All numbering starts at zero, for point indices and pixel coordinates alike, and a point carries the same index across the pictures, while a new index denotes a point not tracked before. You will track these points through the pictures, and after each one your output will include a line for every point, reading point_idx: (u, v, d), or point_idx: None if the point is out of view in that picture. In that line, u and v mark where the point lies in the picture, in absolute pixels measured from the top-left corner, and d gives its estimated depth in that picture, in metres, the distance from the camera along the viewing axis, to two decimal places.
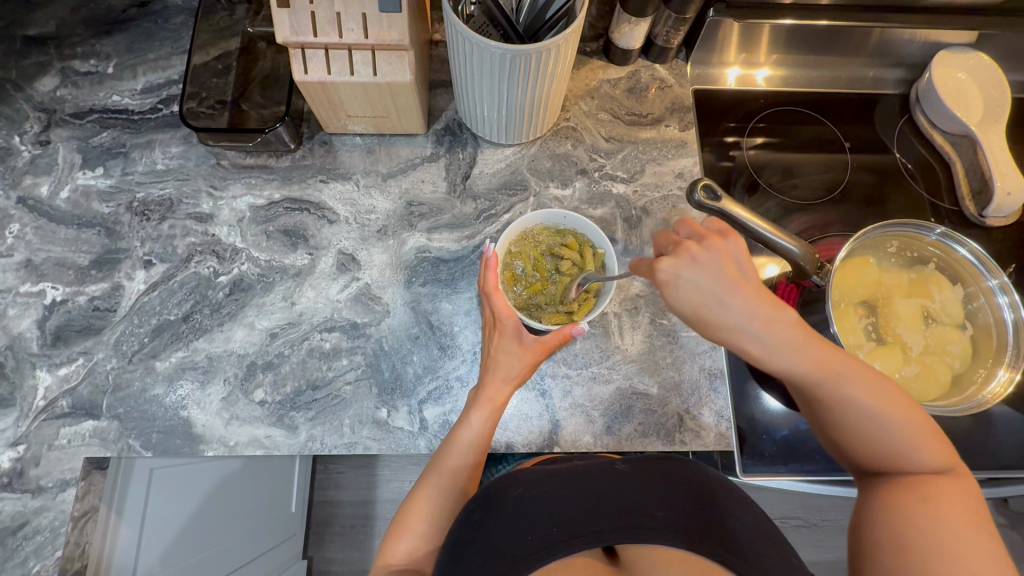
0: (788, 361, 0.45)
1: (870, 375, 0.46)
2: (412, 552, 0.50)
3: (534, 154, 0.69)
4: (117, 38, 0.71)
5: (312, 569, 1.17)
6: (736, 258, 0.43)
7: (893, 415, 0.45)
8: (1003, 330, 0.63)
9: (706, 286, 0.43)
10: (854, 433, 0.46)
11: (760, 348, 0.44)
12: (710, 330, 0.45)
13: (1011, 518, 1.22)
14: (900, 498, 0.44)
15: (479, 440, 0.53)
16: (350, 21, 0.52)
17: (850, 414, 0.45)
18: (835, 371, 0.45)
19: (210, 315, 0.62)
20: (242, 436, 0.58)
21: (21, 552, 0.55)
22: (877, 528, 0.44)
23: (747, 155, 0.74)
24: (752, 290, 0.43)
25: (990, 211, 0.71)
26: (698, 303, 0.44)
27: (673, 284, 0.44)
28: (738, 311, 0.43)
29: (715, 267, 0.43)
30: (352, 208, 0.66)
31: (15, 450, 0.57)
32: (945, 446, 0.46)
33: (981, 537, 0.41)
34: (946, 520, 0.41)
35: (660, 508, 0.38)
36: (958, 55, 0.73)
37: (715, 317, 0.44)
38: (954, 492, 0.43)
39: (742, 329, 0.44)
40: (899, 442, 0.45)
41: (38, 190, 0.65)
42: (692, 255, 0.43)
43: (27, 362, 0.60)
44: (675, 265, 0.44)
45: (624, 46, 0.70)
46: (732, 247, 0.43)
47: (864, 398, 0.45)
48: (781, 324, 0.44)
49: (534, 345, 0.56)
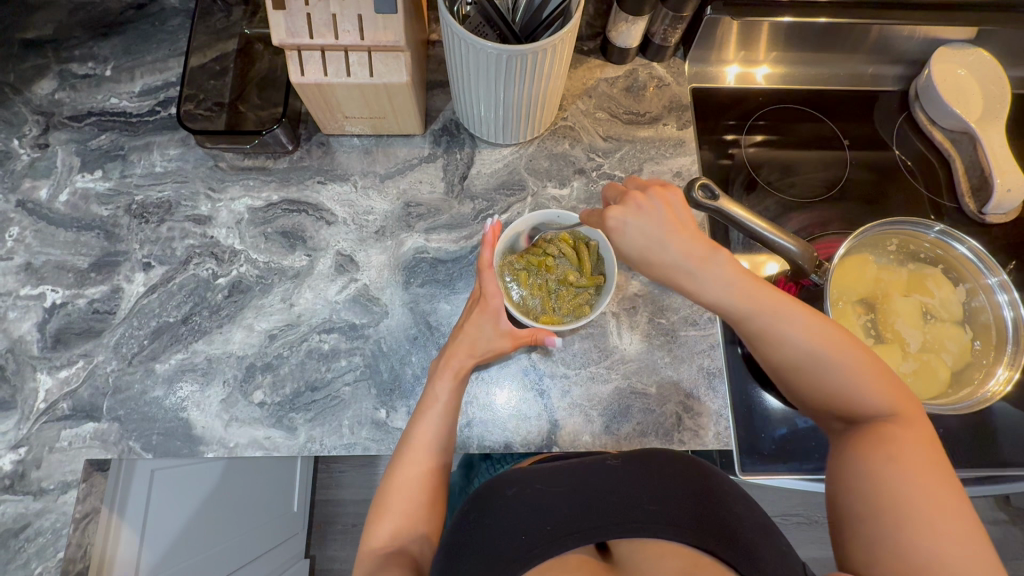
0: (735, 299, 0.47)
1: (820, 320, 0.47)
2: (398, 530, 0.50)
3: (532, 154, 0.69)
4: (114, 41, 0.71)
5: (315, 567, 1.18)
6: (676, 205, 0.47)
7: (841, 356, 0.46)
8: (1003, 327, 0.63)
9: (647, 229, 0.46)
10: (799, 370, 0.47)
11: (709, 290, 0.47)
12: (661, 274, 0.48)
13: (1012, 515, 1.22)
14: (863, 456, 0.44)
15: (447, 414, 0.54)
16: (345, 22, 0.52)
17: (796, 355, 0.46)
18: (783, 311, 0.46)
19: (209, 317, 0.62)
20: (241, 437, 0.58)
21: (23, 554, 0.56)
22: (853, 496, 0.43)
23: (745, 153, 0.73)
24: (693, 233, 0.46)
25: (989, 208, 0.70)
26: (644, 248, 0.47)
27: (619, 231, 0.47)
28: (684, 254, 0.46)
29: (657, 212, 0.46)
30: (350, 209, 0.66)
31: (16, 453, 0.57)
32: (893, 387, 0.46)
33: (947, 491, 0.40)
34: (916, 476, 0.41)
35: (653, 503, 0.38)
36: (957, 51, 0.73)
37: (661, 260, 0.47)
38: (906, 436, 0.43)
39: (687, 270, 0.46)
40: (851, 385, 0.46)
41: (37, 193, 0.66)
42: (636, 202, 0.47)
43: (28, 366, 0.60)
44: (623, 213, 0.47)
45: (621, 45, 0.70)
46: (672, 195, 0.47)
47: (812, 337, 0.46)
48: (725, 265, 0.46)
49: (507, 334, 0.56)
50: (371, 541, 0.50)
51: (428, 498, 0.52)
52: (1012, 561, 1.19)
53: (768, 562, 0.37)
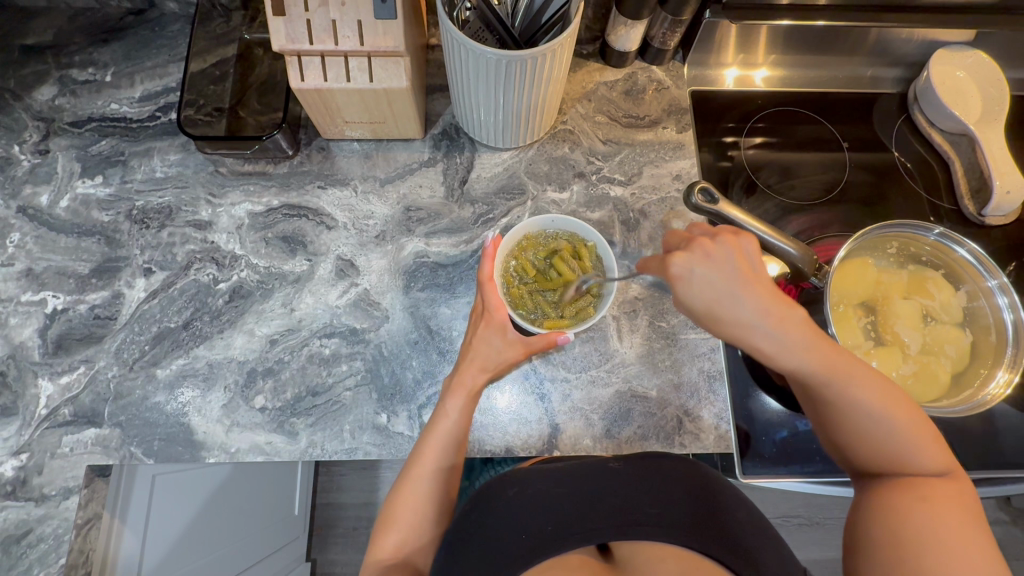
0: (803, 361, 0.45)
1: (879, 380, 0.46)
2: (405, 542, 0.51)
3: (531, 157, 0.69)
4: (114, 47, 0.71)
5: (316, 571, 1.18)
6: (750, 254, 0.45)
7: (900, 417, 0.45)
8: (1003, 330, 0.63)
9: (721, 282, 0.44)
10: (854, 429, 0.46)
11: (777, 348, 0.45)
12: (726, 330, 0.46)
13: (1013, 515, 1.21)
14: (896, 498, 0.44)
15: (456, 431, 0.54)
16: (345, 28, 0.52)
17: (854, 412, 0.45)
18: (847, 372, 0.45)
19: (209, 323, 0.62)
20: (242, 442, 0.58)
21: (25, 560, 0.56)
22: (873, 530, 0.44)
23: (745, 155, 0.73)
24: (765, 288, 0.45)
25: (989, 210, 0.70)
26: (713, 300, 0.45)
27: (687, 280, 0.45)
28: (756, 310, 0.44)
29: (730, 265, 0.45)
30: (350, 214, 0.66)
31: (18, 459, 0.57)
32: (944, 448, 0.46)
33: (976, 542, 0.41)
34: (943, 521, 0.42)
35: (654, 506, 0.38)
36: (956, 53, 0.73)
37: (731, 315, 0.45)
38: (951, 494, 0.44)
39: (758, 328, 0.45)
40: (904, 445, 0.45)
41: (38, 199, 0.66)
42: (707, 252, 0.45)
43: (29, 371, 0.60)
44: (691, 262, 0.45)
45: (620, 49, 0.70)
46: (745, 243, 0.45)
47: (872, 397, 0.45)
48: (796, 325, 0.45)
49: (516, 344, 0.56)
50: (378, 551, 0.51)
51: (434, 510, 0.52)
52: (1012, 562, 1.19)
53: (767, 565, 0.37)
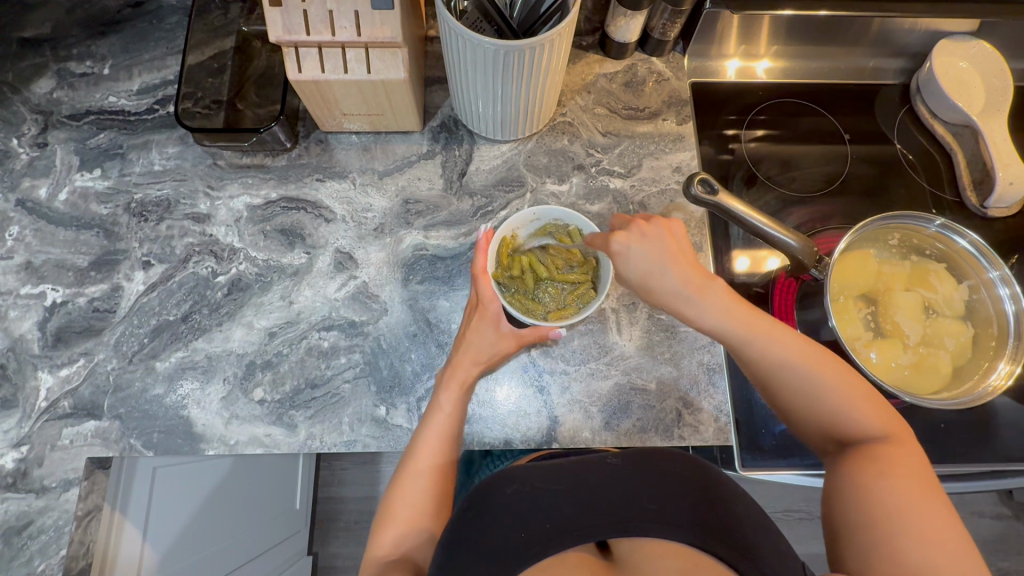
0: (732, 328, 0.48)
1: (807, 343, 0.49)
2: (402, 538, 0.51)
3: (531, 150, 0.69)
4: (112, 40, 0.71)
5: (318, 564, 1.18)
6: (678, 235, 0.49)
7: (832, 380, 0.47)
8: (1004, 322, 0.63)
9: (652, 257, 0.48)
10: (788, 393, 0.48)
11: (706, 316, 0.48)
12: (660, 301, 0.50)
13: (1015, 509, 1.21)
14: (856, 473, 0.44)
15: (452, 424, 0.54)
16: (342, 19, 0.52)
17: (785, 371, 0.48)
18: (775, 337, 0.48)
19: (209, 315, 0.62)
20: (241, 435, 0.58)
21: (26, 551, 0.56)
22: (845, 512, 0.44)
23: (745, 147, 0.73)
24: (691, 264, 0.48)
25: (991, 202, 0.70)
26: (646, 272, 0.48)
27: (623, 255, 0.49)
28: (681, 282, 0.48)
29: (660, 241, 0.48)
30: (349, 207, 0.66)
31: (19, 451, 0.58)
32: (887, 414, 0.47)
33: (936, 508, 0.41)
34: (903, 492, 0.42)
35: (653, 501, 0.38)
36: (959, 44, 0.72)
37: (661, 287, 0.48)
38: (893, 455, 0.45)
39: (685, 297, 0.48)
40: (838, 408, 0.47)
41: (36, 192, 0.66)
42: (640, 230, 0.48)
43: (28, 364, 0.60)
44: (627, 239, 0.49)
45: (620, 40, 0.70)
46: (674, 226, 0.49)
47: (801, 359, 0.48)
48: (718, 294, 0.48)
49: (509, 336, 0.58)
50: (376, 550, 0.50)
51: (433, 503, 0.52)
52: (1011, 556, 1.20)
53: (767, 561, 0.37)
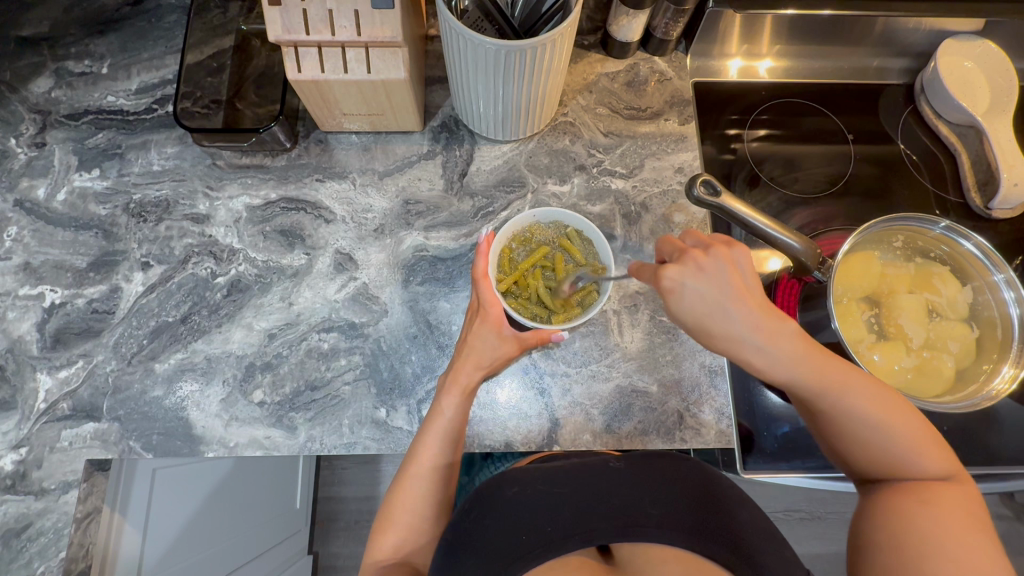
0: (797, 374, 0.45)
1: (874, 385, 0.46)
2: (401, 544, 0.51)
3: (532, 150, 0.69)
4: (110, 39, 0.71)
5: (318, 563, 1.18)
6: (743, 268, 0.43)
7: (895, 423, 0.45)
8: (1009, 325, 0.62)
9: (712, 297, 0.43)
10: (849, 436, 0.46)
11: (771, 362, 0.44)
12: (717, 344, 0.45)
13: (1016, 510, 1.21)
14: (895, 501, 0.44)
15: (452, 430, 0.53)
16: (341, 18, 0.51)
17: (847, 417, 0.45)
18: (841, 381, 0.45)
19: (208, 316, 0.62)
20: (241, 437, 0.58)
21: (25, 554, 0.56)
22: (875, 530, 0.44)
23: (748, 147, 0.73)
24: (756, 302, 0.43)
25: (996, 203, 0.69)
26: (704, 313, 0.43)
27: (678, 294, 0.43)
28: (747, 324, 0.43)
29: (722, 276, 0.43)
30: (349, 208, 0.66)
31: (17, 453, 0.57)
32: (945, 453, 0.46)
33: (978, 540, 0.41)
34: (944, 521, 0.42)
35: (654, 506, 0.38)
36: (963, 44, 0.72)
37: (720, 329, 0.43)
38: (945, 494, 0.44)
39: (749, 342, 0.44)
40: (899, 451, 0.45)
41: (34, 193, 0.65)
42: (698, 263, 0.43)
43: (27, 365, 0.60)
44: (682, 273, 0.43)
45: (621, 39, 0.69)
46: (738, 255, 0.43)
47: (867, 405, 0.45)
48: (787, 337, 0.44)
49: (512, 339, 0.56)
50: (376, 554, 0.51)
51: (433, 504, 0.52)
52: (1013, 557, 1.19)
53: (769, 566, 0.37)
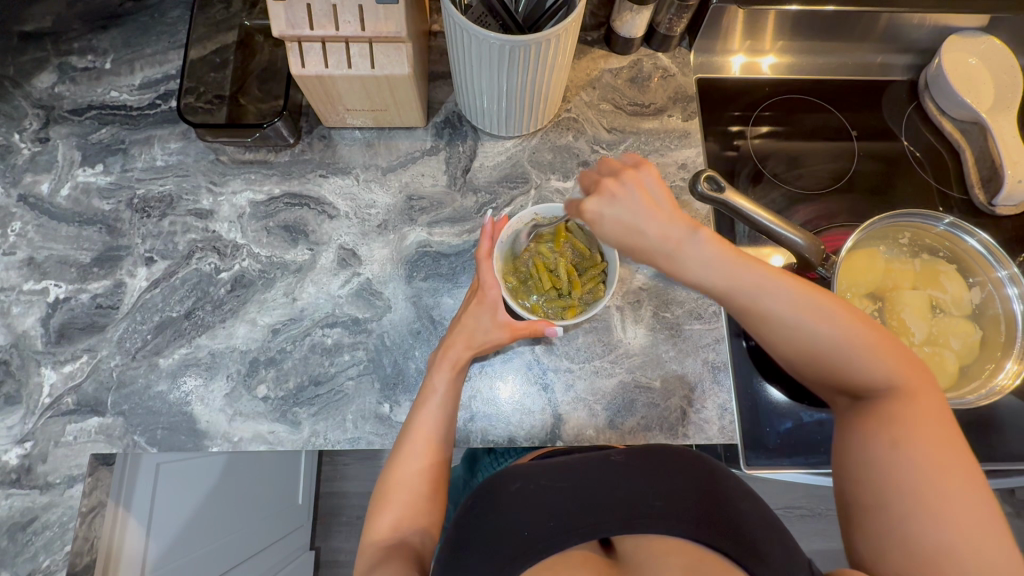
0: (722, 284, 0.46)
1: (813, 294, 0.45)
2: (399, 523, 0.50)
3: (535, 146, 0.69)
4: (114, 34, 0.70)
5: (321, 558, 1.19)
6: (650, 185, 0.46)
7: (844, 334, 0.44)
8: (1012, 322, 0.62)
9: (627, 218, 0.46)
10: (801, 351, 0.46)
11: (690, 273, 0.46)
12: (641, 259, 0.48)
13: (1016, 507, 1.21)
14: (868, 434, 0.44)
15: (444, 407, 0.54)
16: (346, 13, 0.51)
17: (789, 333, 0.45)
18: (773, 292, 0.45)
19: (212, 312, 0.62)
20: (245, 432, 0.58)
21: (31, 548, 0.56)
22: (852, 470, 0.44)
23: (751, 144, 0.72)
24: (667, 216, 0.46)
25: (999, 200, 0.70)
26: (622, 232, 0.47)
27: (598, 219, 0.47)
28: (657, 238, 0.46)
29: (630, 197, 0.46)
30: (352, 203, 0.66)
31: (23, 447, 0.58)
32: (901, 360, 0.44)
33: (950, 467, 0.40)
34: (917, 457, 0.41)
35: (659, 498, 0.38)
36: (969, 40, 0.72)
37: (641, 246, 0.47)
38: (910, 412, 0.43)
39: (665, 256, 0.46)
40: (854, 366, 0.44)
41: (38, 188, 0.65)
42: (609, 190, 0.46)
43: (32, 360, 0.60)
44: (598, 204, 0.47)
45: (625, 35, 0.69)
46: (643, 175, 0.46)
47: (807, 317, 0.44)
48: (703, 247, 0.45)
49: (504, 325, 0.55)
50: (373, 533, 0.50)
51: (428, 488, 0.52)
52: None
53: (776, 560, 0.37)
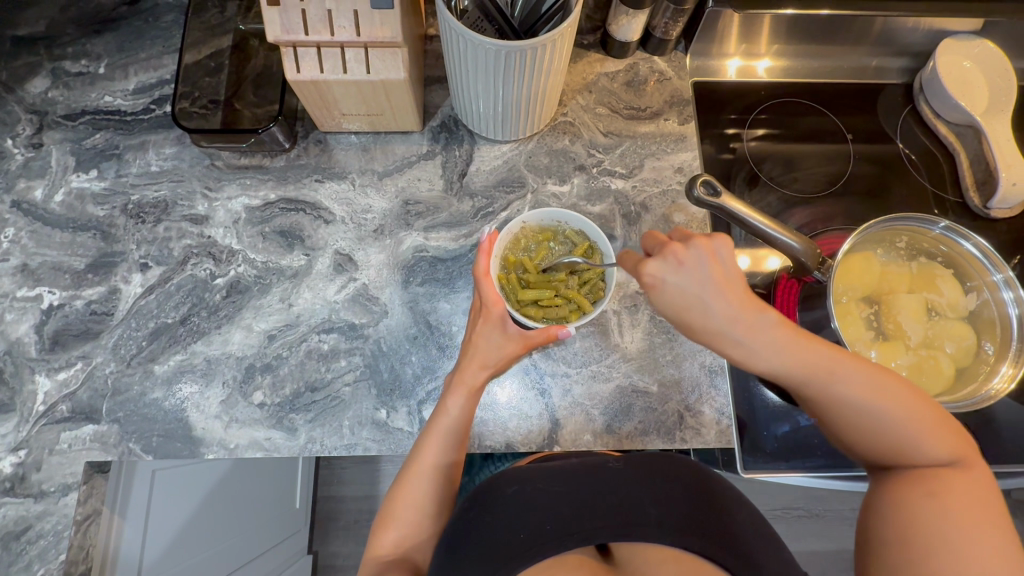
0: (784, 364, 0.45)
1: (871, 370, 0.46)
2: (401, 541, 0.51)
3: (532, 150, 0.69)
4: (107, 38, 0.70)
5: (318, 563, 1.18)
6: (724, 256, 0.44)
7: (898, 407, 0.45)
8: (1007, 325, 0.62)
9: (692, 292, 0.45)
10: (850, 422, 0.46)
11: (752, 351, 0.45)
12: (699, 335, 0.46)
13: (1012, 507, 1.22)
14: (903, 494, 0.44)
15: (457, 429, 0.53)
16: (341, 18, 0.51)
17: (844, 406, 0.45)
18: (832, 369, 0.45)
19: (208, 318, 0.61)
20: (241, 439, 0.58)
21: (25, 556, 0.56)
22: (883, 522, 0.44)
23: (747, 147, 0.73)
24: (737, 294, 0.45)
25: (994, 203, 0.70)
26: (684, 306, 0.45)
27: (658, 288, 0.45)
28: (724, 316, 0.44)
29: (700, 269, 0.44)
30: (348, 208, 0.66)
31: (17, 455, 0.57)
32: (951, 434, 0.45)
33: (987, 533, 0.40)
34: (952, 515, 0.41)
35: (654, 505, 0.38)
36: (962, 43, 0.72)
37: (703, 323, 0.45)
38: (953, 483, 0.43)
39: (729, 334, 0.45)
40: (903, 436, 0.45)
41: (32, 194, 0.65)
42: (677, 258, 0.45)
43: (26, 367, 0.60)
44: (660, 269, 0.45)
45: (621, 39, 0.69)
46: (718, 245, 0.44)
47: (864, 392, 0.45)
48: (767, 327, 0.45)
49: (517, 339, 0.55)
50: (376, 550, 0.51)
51: (434, 507, 0.52)
52: None
53: (766, 565, 0.37)
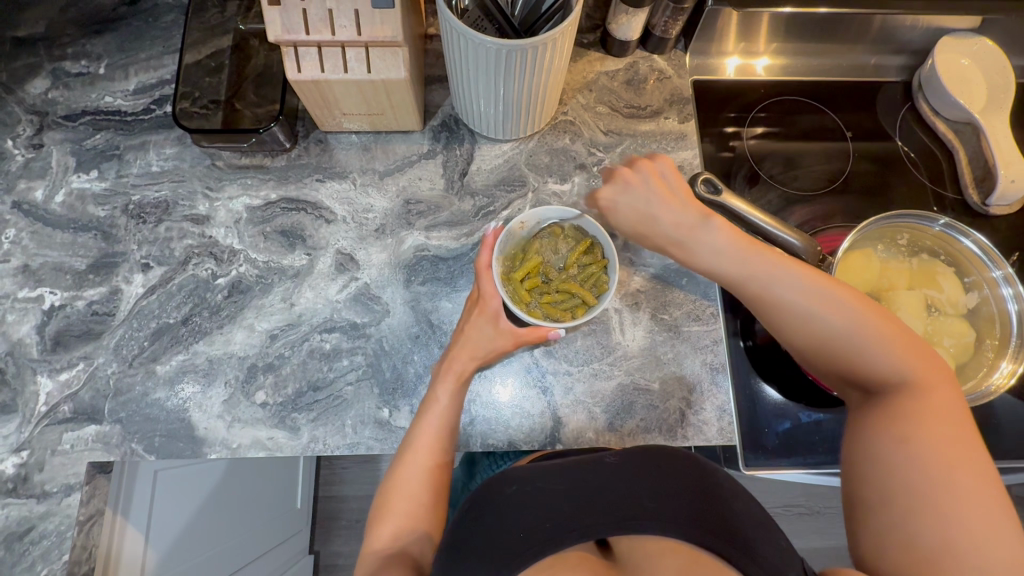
0: (729, 265, 0.52)
1: (826, 282, 0.49)
2: (400, 532, 0.51)
3: (532, 149, 0.69)
4: (107, 39, 0.70)
5: (319, 563, 1.18)
6: (665, 171, 0.55)
7: (854, 320, 0.47)
8: (1006, 321, 0.63)
9: (639, 205, 0.55)
10: (810, 337, 0.49)
11: (703, 251, 0.53)
12: (654, 243, 0.56)
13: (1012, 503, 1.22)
14: (879, 434, 0.45)
15: (450, 417, 0.54)
16: (341, 18, 0.51)
17: (805, 321, 0.48)
18: (783, 276, 0.49)
19: (209, 318, 0.61)
20: (243, 438, 0.58)
21: (28, 557, 0.56)
22: (865, 465, 0.45)
23: (747, 145, 0.73)
24: (682, 203, 0.54)
25: (993, 200, 0.70)
26: (636, 219, 0.56)
27: (612, 209, 0.57)
28: (668, 221, 0.54)
29: (646, 185, 0.54)
30: (349, 207, 0.66)
31: (19, 456, 0.57)
32: (916, 356, 0.46)
33: (960, 472, 0.40)
34: (926, 457, 0.41)
35: (652, 499, 0.38)
36: (961, 41, 0.72)
37: (653, 232, 0.55)
38: (922, 407, 0.44)
39: (675, 238, 0.54)
40: (863, 351, 0.47)
41: (32, 194, 0.65)
42: (625, 181, 0.55)
43: (27, 368, 0.60)
44: (612, 193, 0.56)
45: (621, 38, 0.69)
46: (660, 164, 0.55)
47: (816, 300, 0.48)
48: (713, 231, 0.52)
49: (508, 334, 0.57)
50: (373, 543, 0.50)
51: (427, 497, 0.52)
52: None
53: (769, 558, 0.37)
